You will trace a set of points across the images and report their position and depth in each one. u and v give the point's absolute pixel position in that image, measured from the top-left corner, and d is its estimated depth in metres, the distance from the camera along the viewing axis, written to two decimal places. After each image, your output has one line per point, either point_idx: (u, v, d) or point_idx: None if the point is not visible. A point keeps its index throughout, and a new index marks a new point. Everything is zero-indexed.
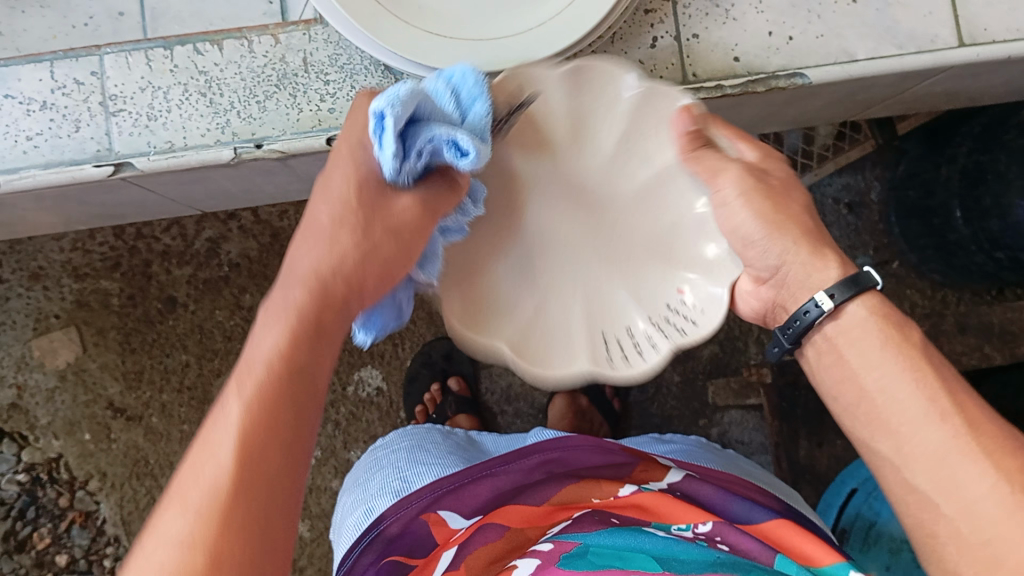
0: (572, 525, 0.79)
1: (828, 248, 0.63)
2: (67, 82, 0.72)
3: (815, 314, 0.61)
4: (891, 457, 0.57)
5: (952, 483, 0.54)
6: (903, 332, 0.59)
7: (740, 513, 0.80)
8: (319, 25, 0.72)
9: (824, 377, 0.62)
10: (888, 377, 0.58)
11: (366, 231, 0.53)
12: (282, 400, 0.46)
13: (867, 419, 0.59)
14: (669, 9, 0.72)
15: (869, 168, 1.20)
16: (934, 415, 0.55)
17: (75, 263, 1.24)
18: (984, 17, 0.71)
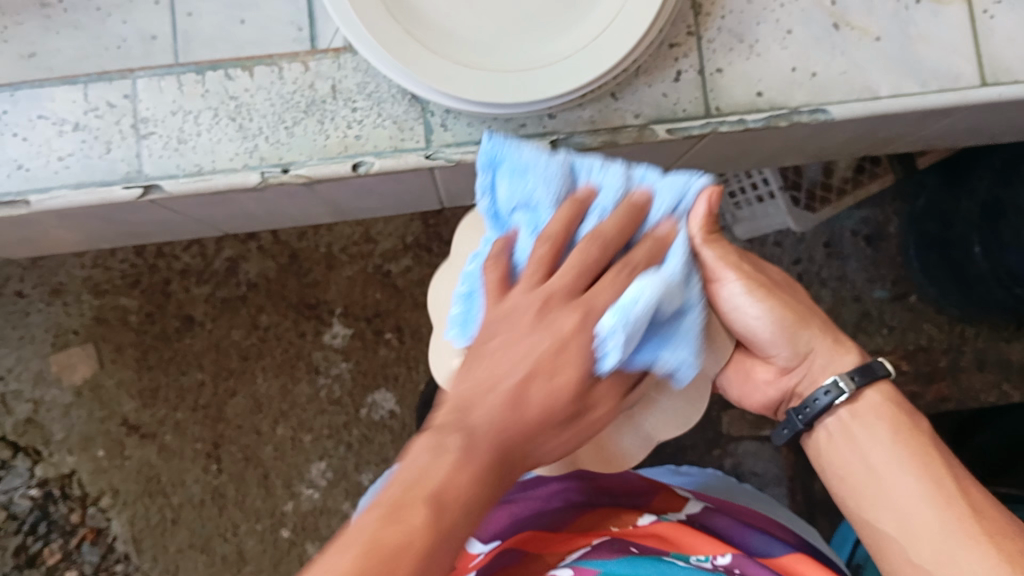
0: (591, 552, 0.74)
1: (847, 338, 0.66)
2: (100, 104, 0.73)
3: (824, 401, 0.63)
4: (895, 536, 0.59)
5: (953, 563, 0.56)
6: (913, 421, 0.62)
7: (759, 547, 0.79)
8: (349, 53, 0.73)
9: (829, 461, 0.64)
10: (897, 458, 0.60)
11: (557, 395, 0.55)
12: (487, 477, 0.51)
13: (869, 499, 0.61)
14: (694, 43, 0.73)
15: (888, 201, 1.21)
16: (938, 496, 0.58)
17: (96, 280, 1.25)
18: (1007, 56, 0.71)
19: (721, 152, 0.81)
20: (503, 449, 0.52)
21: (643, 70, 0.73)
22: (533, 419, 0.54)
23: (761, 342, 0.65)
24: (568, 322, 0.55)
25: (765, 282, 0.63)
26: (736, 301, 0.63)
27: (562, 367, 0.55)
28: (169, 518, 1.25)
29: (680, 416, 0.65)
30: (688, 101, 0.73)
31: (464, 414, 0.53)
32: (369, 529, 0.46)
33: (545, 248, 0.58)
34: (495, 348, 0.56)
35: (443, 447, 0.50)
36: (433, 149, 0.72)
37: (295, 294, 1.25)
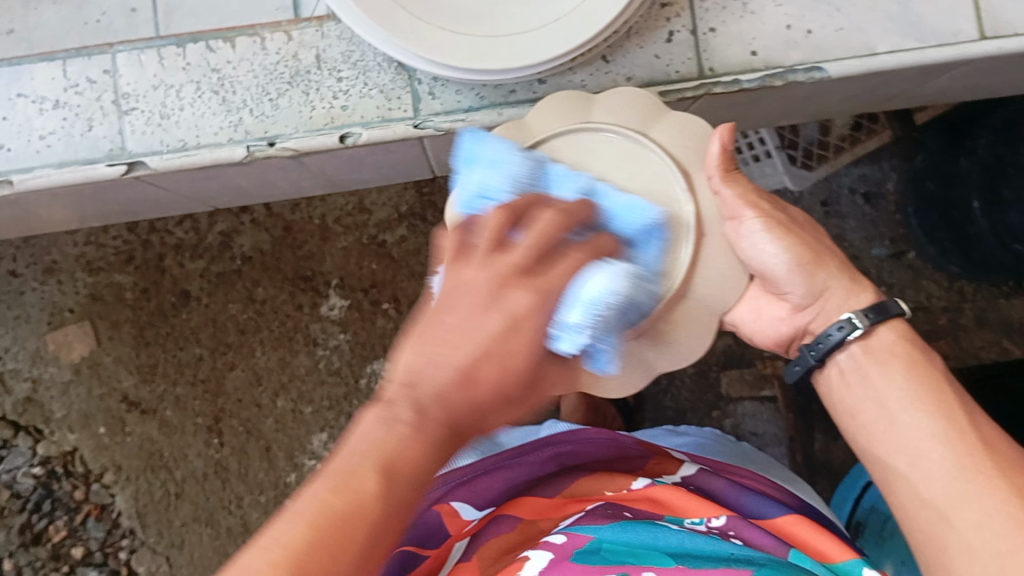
0: (584, 518, 0.76)
1: (866, 281, 0.66)
2: (80, 81, 0.72)
3: (838, 337, 0.63)
4: (907, 474, 0.59)
5: (965, 501, 0.56)
6: (927, 360, 0.62)
7: (753, 508, 0.79)
8: (332, 21, 0.71)
9: (841, 400, 0.64)
10: (909, 397, 0.60)
11: (500, 360, 0.50)
12: (425, 461, 0.49)
13: (883, 438, 0.61)
14: (685, 3, 0.71)
15: (887, 159, 1.18)
16: (951, 434, 0.58)
17: (89, 257, 1.24)
18: (1006, 10, 0.70)
19: (716, 114, 0.80)
20: (455, 427, 0.49)
21: (634, 31, 0.71)
22: (482, 402, 0.49)
23: (776, 281, 0.65)
24: (525, 300, 0.51)
25: (780, 222, 0.64)
26: (754, 239, 0.63)
27: (513, 348, 0.50)
28: (173, 492, 1.25)
29: (677, 351, 0.65)
30: (681, 62, 0.71)
31: (411, 390, 0.49)
32: (313, 504, 0.46)
33: (496, 220, 0.54)
34: (445, 324, 0.51)
35: (394, 418, 0.48)
36: (421, 118, 0.71)
37: (291, 267, 1.24)
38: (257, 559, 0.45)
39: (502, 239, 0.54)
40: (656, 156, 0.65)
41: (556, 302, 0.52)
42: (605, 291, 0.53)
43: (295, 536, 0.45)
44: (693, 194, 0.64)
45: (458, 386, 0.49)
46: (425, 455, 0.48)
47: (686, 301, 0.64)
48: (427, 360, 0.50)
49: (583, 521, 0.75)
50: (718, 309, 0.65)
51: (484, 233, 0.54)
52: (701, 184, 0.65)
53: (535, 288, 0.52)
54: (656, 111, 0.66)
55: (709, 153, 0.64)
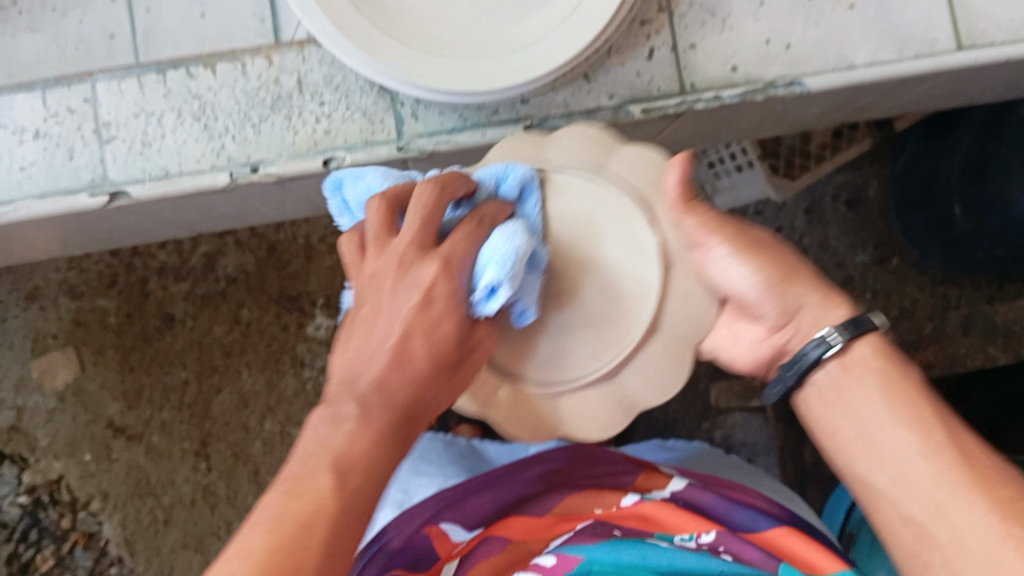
0: (574, 537, 0.76)
1: (839, 293, 0.62)
2: (60, 110, 0.71)
3: (814, 356, 0.60)
4: (888, 491, 0.56)
5: (949, 515, 0.53)
6: (904, 373, 0.58)
7: (743, 523, 0.78)
8: (313, 45, 0.71)
9: (819, 420, 0.61)
10: (886, 411, 0.57)
11: (435, 339, 0.52)
12: (387, 439, 0.50)
13: (862, 455, 0.58)
14: (665, 20, 0.71)
15: (867, 165, 1.21)
16: (930, 448, 0.55)
17: (72, 282, 1.23)
18: (983, 19, 0.70)
19: (698, 129, 0.80)
20: (403, 410, 0.51)
21: (615, 49, 0.71)
22: (420, 373, 0.52)
23: (748, 302, 0.63)
24: (429, 273, 0.53)
25: (745, 242, 0.61)
26: (721, 263, 0.60)
27: (438, 319, 0.53)
28: (161, 519, 1.24)
29: (660, 385, 0.62)
30: (661, 79, 0.71)
31: (352, 385, 0.52)
32: (272, 517, 0.45)
33: (380, 213, 0.56)
34: (368, 314, 0.54)
35: (340, 416, 0.50)
36: (405, 140, 0.71)
37: (275, 287, 1.23)
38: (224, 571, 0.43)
39: (393, 227, 0.56)
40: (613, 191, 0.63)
41: (465, 260, 0.54)
42: (506, 246, 0.53)
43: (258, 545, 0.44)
44: (655, 225, 0.62)
45: (404, 364, 0.52)
46: (378, 438, 0.49)
47: (658, 335, 0.62)
48: (353, 365, 0.53)
49: (575, 541, 0.75)
50: (691, 340, 0.62)
51: (370, 226, 0.56)
52: (662, 214, 0.62)
53: (436, 260, 0.53)
54: (610, 143, 0.64)
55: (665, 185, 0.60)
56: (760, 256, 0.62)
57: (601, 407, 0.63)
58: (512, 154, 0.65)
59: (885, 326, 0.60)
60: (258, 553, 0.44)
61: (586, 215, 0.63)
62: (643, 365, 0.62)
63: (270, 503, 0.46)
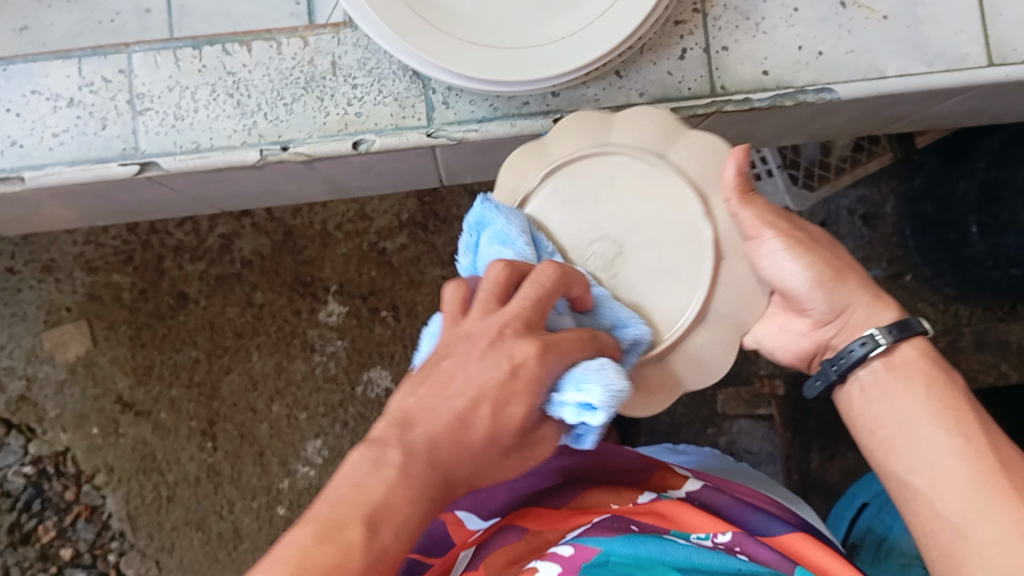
0: (590, 530, 0.74)
1: (889, 297, 0.66)
2: (95, 79, 0.72)
3: (861, 353, 0.64)
4: (923, 490, 0.59)
5: (978, 518, 0.55)
6: (948, 378, 0.62)
7: (758, 525, 0.79)
8: (349, 28, 0.72)
9: (860, 416, 0.65)
10: (929, 413, 0.60)
11: (503, 410, 0.51)
12: (424, 501, 0.48)
13: (902, 451, 0.61)
14: (699, 20, 0.72)
15: (885, 180, 1.21)
16: (971, 452, 0.57)
17: (88, 256, 1.24)
18: (1015, 37, 0.71)
19: (723, 131, 0.81)
20: (441, 477, 0.49)
21: (648, 48, 0.72)
22: (475, 447, 0.50)
23: (802, 299, 0.65)
24: (527, 350, 0.52)
25: (800, 240, 0.64)
26: (774, 259, 0.64)
27: (518, 394, 0.51)
28: (165, 495, 1.24)
29: (710, 363, 0.66)
30: (693, 80, 0.72)
31: (404, 431, 0.50)
32: (296, 555, 0.44)
33: (503, 274, 0.57)
34: (452, 372, 0.52)
35: (382, 459, 0.48)
36: (435, 127, 0.71)
37: (290, 272, 1.24)
38: None
39: (500, 296, 0.56)
40: (671, 176, 0.66)
41: (558, 367, 0.53)
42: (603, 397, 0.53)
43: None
44: (711, 216, 0.65)
45: (463, 432, 0.50)
46: (409, 495, 0.47)
47: (708, 322, 0.66)
48: (418, 416, 0.50)
49: (591, 532, 0.73)
50: (740, 326, 0.66)
51: (484, 287, 0.56)
52: (719, 206, 0.66)
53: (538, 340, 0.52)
54: (674, 131, 0.66)
55: (724, 176, 0.64)
56: (814, 256, 0.65)
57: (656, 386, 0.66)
58: (581, 140, 0.67)
59: (932, 331, 0.64)
60: None
61: (648, 204, 0.66)
62: (697, 344, 0.66)
63: (295, 538, 0.45)
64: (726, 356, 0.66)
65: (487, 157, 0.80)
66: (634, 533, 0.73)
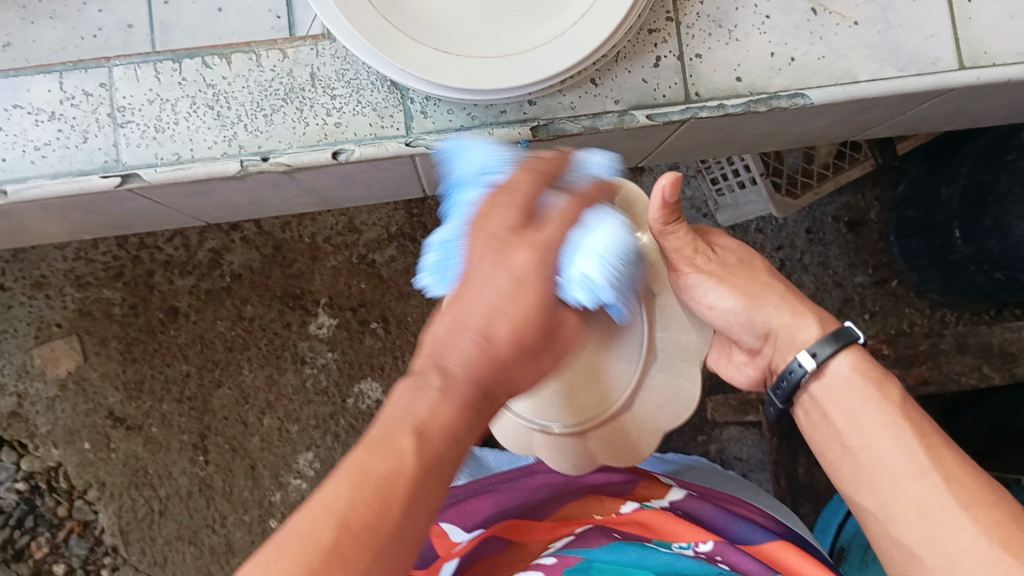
0: (576, 541, 0.78)
1: (807, 306, 0.67)
2: (76, 93, 0.73)
3: (799, 373, 0.64)
4: (876, 512, 0.59)
5: (929, 536, 0.55)
6: (888, 393, 0.61)
7: (742, 535, 0.77)
8: (327, 40, 0.73)
9: (815, 437, 0.66)
10: (872, 433, 0.60)
11: (519, 312, 0.50)
12: (469, 416, 0.47)
13: (855, 476, 0.61)
14: (672, 29, 0.73)
15: (869, 188, 1.22)
16: (914, 471, 0.57)
17: (78, 272, 1.24)
18: (985, 40, 0.72)
19: (704, 138, 0.82)
20: (479, 388, 0.48)
21: (623, 56, 0.72)
22: (502, 355, 0.49)
23: (732, 329, 0.69)
24: (525, 258, 0.52)
25: (722, 270, 0.66)
26: (700, 290, 0.66)
27: (528, 307, 0.50)
28: (157, 510, 1.25)
29: (681, 395, 0.67)
30: (668, 87, 0.73)
31: (439, 358, 0.48)
32: (354, 468, 0.42)
33: (531, 182, 0.55)
34: (470, 286, 0.51)
35: (423, 382, 0.47)
36: (413, 136, 0.72)
37: (280, 285, 1.25)
38: (292, 535, 0.39)
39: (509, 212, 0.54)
40: None
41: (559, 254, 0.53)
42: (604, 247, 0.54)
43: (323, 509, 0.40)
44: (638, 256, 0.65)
45: (492, 340, 0.49)
46: (457, 409, 0.46)
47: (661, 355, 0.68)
48: (441, 345, 0.49)
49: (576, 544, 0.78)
50: (694, 357, 0.68)
51: (502, 216, 0.54)
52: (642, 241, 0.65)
53: (531, 249, 0.52)
54: None
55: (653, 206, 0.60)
56: (740, 282, 0.67)
57: (629, 434, 0.69)
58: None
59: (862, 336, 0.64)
60: (339, 505, 0.40)
61: None
62: (657, 385, 0.68)
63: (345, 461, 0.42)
64: (692, 381, 0.67)
65: None
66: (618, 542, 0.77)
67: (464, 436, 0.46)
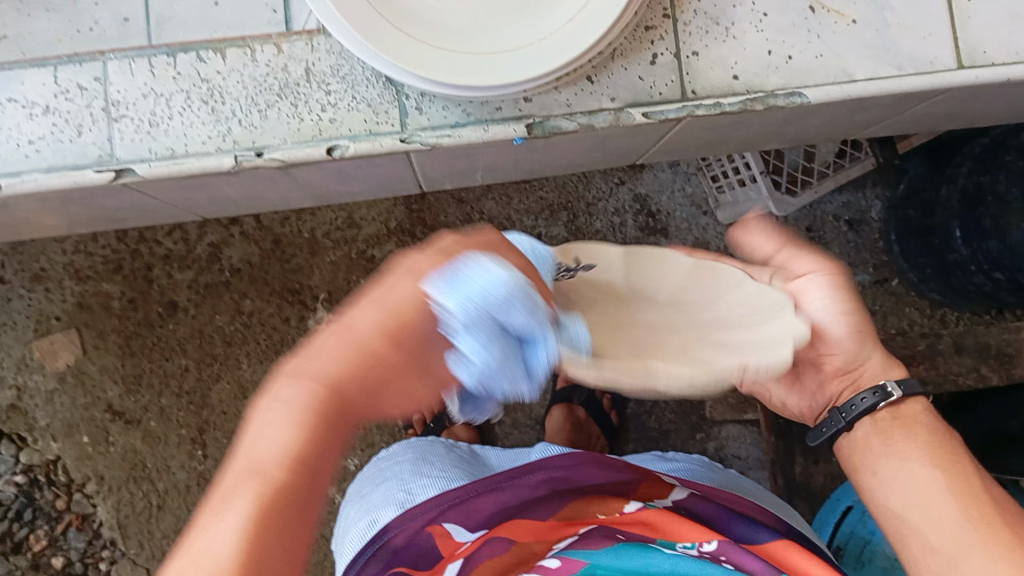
0: (580, 542, 0.77)
1: (898, 366, 0.70)
2: (71, 87, 0.72)
3: (869, 403, 0.67)
4: (918, 525, 0.62)
5: (965, 552, 0.59)
6: (947, 432, 0.66)
7: (744, 534, 0.77)
8: (322, 36, 0.73)
9: (861, 462, 0.67)
10: (927, 456, 0.64)
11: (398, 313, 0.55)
12: None
13: (898, 491, 0.64)
14: (669, 26, 0.72)
15: (870, 185, 1.22)
16: (962, 493, 0.61)
17: (77, 265, 1.24)
18: (984, 40, 0.71)
19: (702, 135, 0.81)
20: None
21: (619, 52, 0.72)
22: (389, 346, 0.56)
23: (829, 338, 0.68)
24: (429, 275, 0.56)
25: (848, 289, 0.67)
26: (817, 297, 0.67)
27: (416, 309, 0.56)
28: (155, 504, 1.25)
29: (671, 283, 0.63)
30: (664, 84, 0.72)
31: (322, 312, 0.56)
32: None
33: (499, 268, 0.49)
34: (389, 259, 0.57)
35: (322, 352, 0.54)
36: (409, 132, 0.72)
37: (279, 280, 1.25)
38: None
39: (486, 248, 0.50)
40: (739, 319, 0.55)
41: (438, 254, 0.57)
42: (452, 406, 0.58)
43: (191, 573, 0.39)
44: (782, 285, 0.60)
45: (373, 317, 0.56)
46: None
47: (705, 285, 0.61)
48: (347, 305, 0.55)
49: (581, 546, 0.76)
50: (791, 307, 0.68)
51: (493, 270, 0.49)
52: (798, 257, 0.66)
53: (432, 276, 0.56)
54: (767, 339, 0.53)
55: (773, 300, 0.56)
56: (854, 305, 0.68)
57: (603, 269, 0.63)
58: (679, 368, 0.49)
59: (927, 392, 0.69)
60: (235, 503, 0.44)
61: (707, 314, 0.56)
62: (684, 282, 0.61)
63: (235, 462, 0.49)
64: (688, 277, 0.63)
65: (463, 162, 0.81)
66: (620, 545, 0.75)
67: None
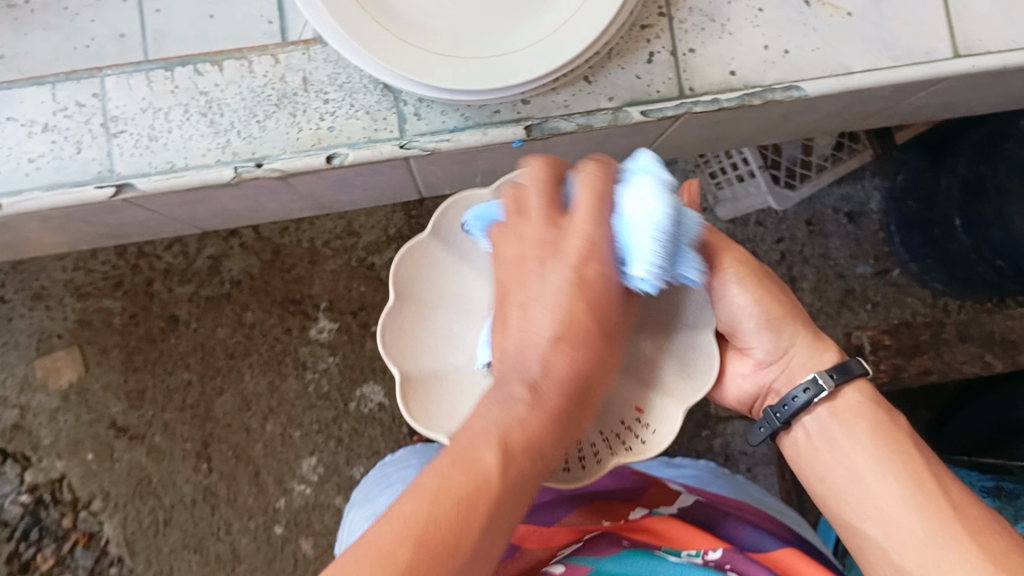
0: (583, 548, 0.75)
1: (829, 338, 0.66)
2: (69, 104, 0.72)
3: (803, 399, 0.63)
4: (880, 540, 0.59)
5: (934, 569, 0.56)
6: (892, 419, 0.62)
7: (749, 541, 0.76)
8: (319, 45, 0.73)
9: (809, 464, 0.64)
10: (876, 462, 0.60)
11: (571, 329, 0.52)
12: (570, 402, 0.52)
13: (858, 506, 0.61)
14: (665, 24, 0.72)
15: (869, 177, 1.22)
16: (920, 500, 0.58)
17: (78, 282, 1.24)
18: (979, 29, 0.72)
19: (700, 132, 0.82)
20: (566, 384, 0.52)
21: (616, 52, 0.72)
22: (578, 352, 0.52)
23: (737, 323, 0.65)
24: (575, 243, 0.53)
25: (760, 274, 0.64)
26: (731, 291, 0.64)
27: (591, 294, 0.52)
28: (162, 519, 1.24)
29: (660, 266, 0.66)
30: (661, 82, 0.72)
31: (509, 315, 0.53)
32: (441, 475, 0.46)
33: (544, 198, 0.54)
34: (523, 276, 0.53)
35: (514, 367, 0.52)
36: (407, 138, 0.72)
37: (280, 290, 1.25)
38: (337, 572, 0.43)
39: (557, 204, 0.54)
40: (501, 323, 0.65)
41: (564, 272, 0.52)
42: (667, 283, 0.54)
43: (401, 531, 0.44)
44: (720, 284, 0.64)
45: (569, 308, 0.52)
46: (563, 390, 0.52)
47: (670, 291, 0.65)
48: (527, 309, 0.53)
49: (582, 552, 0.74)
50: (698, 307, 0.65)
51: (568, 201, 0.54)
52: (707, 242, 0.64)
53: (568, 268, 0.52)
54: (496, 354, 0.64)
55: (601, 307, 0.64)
56: (776, 290, 0.65)
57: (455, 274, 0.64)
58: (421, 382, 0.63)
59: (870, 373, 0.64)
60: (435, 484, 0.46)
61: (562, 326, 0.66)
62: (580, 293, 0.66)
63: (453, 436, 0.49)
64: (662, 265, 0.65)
65: (462, 167, 0.81)
66: (625, 551, 0.74)
67: (549, 440, 0.51)
